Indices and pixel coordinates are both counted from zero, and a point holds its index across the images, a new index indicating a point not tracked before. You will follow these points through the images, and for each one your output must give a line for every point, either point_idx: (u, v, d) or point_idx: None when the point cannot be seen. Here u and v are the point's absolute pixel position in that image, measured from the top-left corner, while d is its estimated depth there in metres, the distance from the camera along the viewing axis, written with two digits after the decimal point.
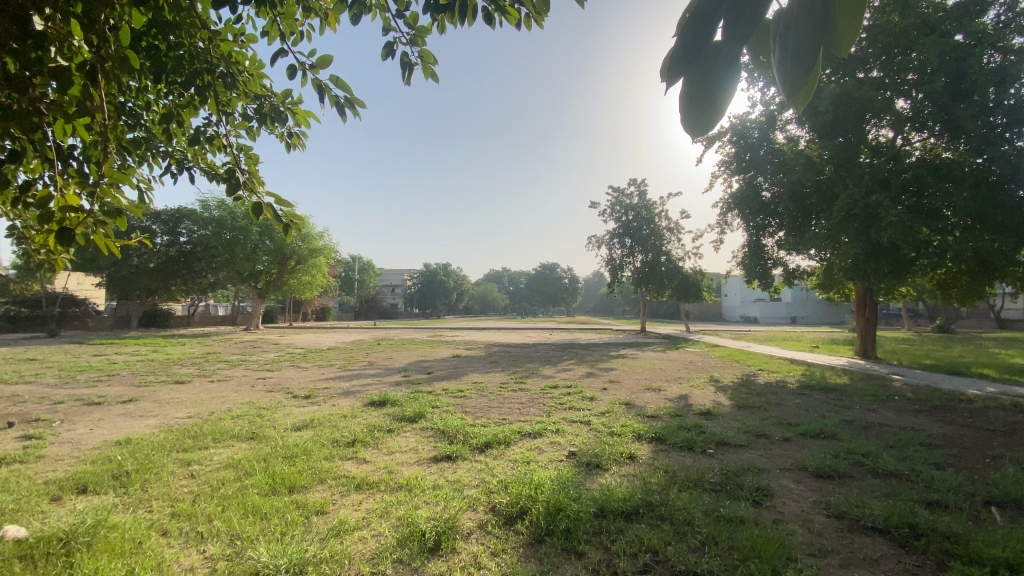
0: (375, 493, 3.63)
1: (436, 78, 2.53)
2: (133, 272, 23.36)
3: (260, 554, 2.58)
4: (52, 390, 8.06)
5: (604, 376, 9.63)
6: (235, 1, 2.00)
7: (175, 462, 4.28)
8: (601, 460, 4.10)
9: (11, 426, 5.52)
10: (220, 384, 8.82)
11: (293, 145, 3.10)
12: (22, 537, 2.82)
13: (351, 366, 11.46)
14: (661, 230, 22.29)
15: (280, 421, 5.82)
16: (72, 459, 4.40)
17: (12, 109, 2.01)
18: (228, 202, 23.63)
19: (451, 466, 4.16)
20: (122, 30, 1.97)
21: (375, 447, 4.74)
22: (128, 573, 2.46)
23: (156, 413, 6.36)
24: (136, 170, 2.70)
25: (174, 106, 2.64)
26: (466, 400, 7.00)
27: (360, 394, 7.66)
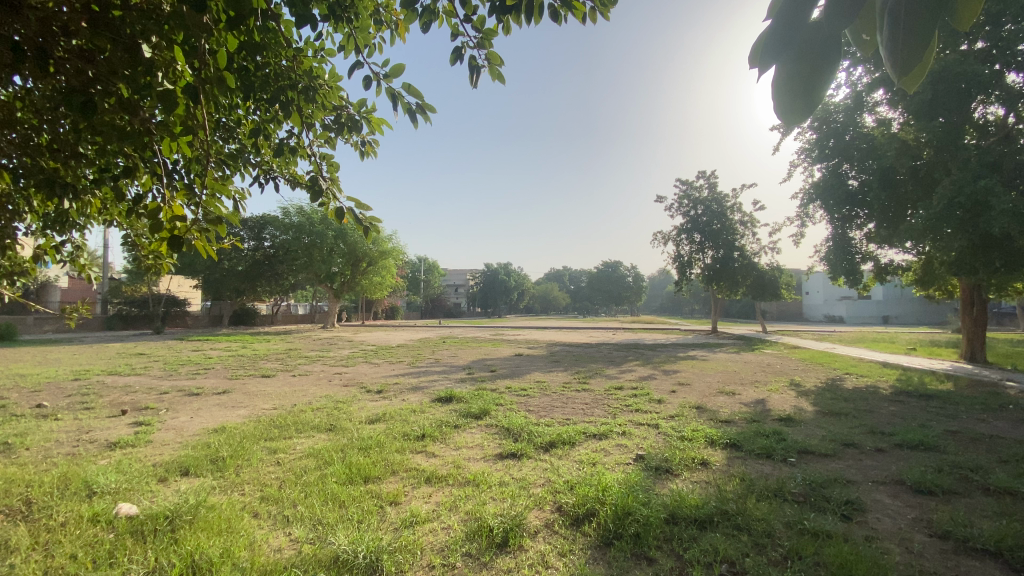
0: (444, 486, 3.73)
1: (502, 80, 2.52)
2: (225, 274, 25.54)
3: (341, 540, 2.73)
4: (160, 381, 9.00)
5: (672, 377, 9.29)
6: (315, 21, 2.11)
7: (264, 450, 4.62)
8: (671, 465, 3.96)
9: (125, 414, 6.22)
10: (300, 378, 9.44)
11: (366, 152, 3.24)
12: (136, 514, 3.16)
13: (418, 363, 11.85)
14: (733, 225, 21.23)
15: (356, 415, 6.13)
16: (176, 444, 4.89)
17: (127, 130, 2.25)
18: (306, 208, 25.23)
19: (517, 464, 4.19)
20: (220, 54, 2.14)
21: (443, 442, 4.88)
22: (224, 550, 2.70)
23: (246, 404, 6.91)
24: (232, 180, 2.95)
25: (261, 121, 2.85)
26: (530, 399, 7.02)
27: (427, 390, 7.90)
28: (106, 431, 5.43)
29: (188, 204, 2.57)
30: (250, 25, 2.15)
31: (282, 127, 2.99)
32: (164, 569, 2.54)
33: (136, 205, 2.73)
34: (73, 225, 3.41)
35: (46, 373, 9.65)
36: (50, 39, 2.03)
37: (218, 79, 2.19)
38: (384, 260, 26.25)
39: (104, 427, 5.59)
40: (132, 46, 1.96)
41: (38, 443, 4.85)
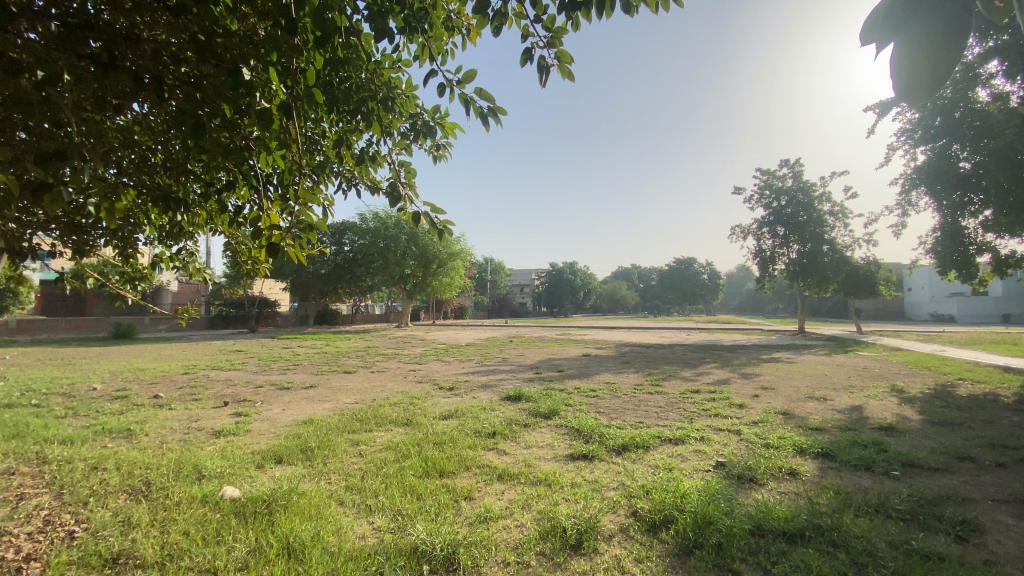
0: (516, 484, 3.77)
1: (572, 78, 2.43)
2: (309, 277, 27.46)
3: (419, 532, 2.84)
4: (255, 376, 9.84)
5: (754, 381, 8.74)
6: (393, 33, 2.19)
7: (347, 442, 4.91)
8: (755, 474, 3.74)
9: (227, 405, 6.87)
10: (377, 375, 9.92)
11: (440, 156, 3.33)
12: (238, 497, 3.48)
13: (488, 362, 12.05)
14: (821, 216, 19.68)
15: (430, 410, 6.36)
16: (271, 434, 5.31)
17: (229, 147, 2.49)
18: (381, 213, 26.53)
19: (589, 466, 4.14)
20: (309, 73, 2.30)
21: (514, 440, 4.92)
22: (315, 534, 2.90)
23: (330, 398, 7.39)
24: (320, 189, 3.16)
25: (344, 132, 3.03)
26: (600, 401, 6.91)
27: (497, 388, 8.01)
28: (211, 420, 6.03)
29: (284, 213, 2.80)
30: (334, 42, 2.28)
31: (362, 136, 3.16)
32: (264, 549, 2.77)
33: (237, 216, 3.00)
34: (184, 235, 3.81)
35: (162, 367, 10.89)
36: (166, 70, 2.28)
37: (308, 94, 2.35)
38: (453, 261, 26.99)
39: (210, 417, 6.20)
40: (233, 70, 2.17)
41: (157, 430, 5.47)
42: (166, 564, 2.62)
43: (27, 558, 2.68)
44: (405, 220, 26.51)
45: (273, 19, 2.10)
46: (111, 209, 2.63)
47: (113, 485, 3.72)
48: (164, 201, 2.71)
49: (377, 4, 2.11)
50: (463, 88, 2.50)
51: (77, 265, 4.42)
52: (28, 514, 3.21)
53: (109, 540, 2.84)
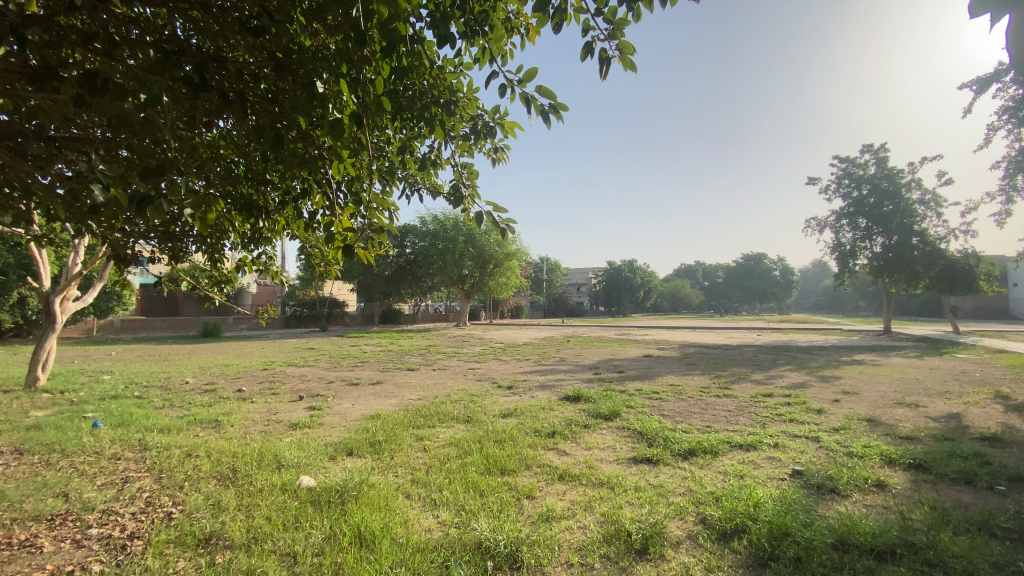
0: (578, 485, 3.73)
1: (635, 69, 2.30)
2: (374, 278, 28.68)
3: (483, 528, 2.88)
4: (327, 372, 10.41)
5: (834, 385, 8.15)
6: (455, 38, 2.23)
7: (412, 437, 5.07)
8: (836, 484, 3.49)
9: (301, 399, 7.30)
10: (438, 372, 10.18)
11: (499, 158, 3.37)
12: (313, 486, 3.69)
13: (546, 361, 12.05)
14: (910, 205, 18.07)
15: (490, 408, 6.45)
16: (341, 428, 5.59)
17: (305, 157, 2.65)
18: (440, 216, 27.23)
19: (653, 470, 4.03)
20: (376, 82, 2.40)
21: (574, 441, 4.88)
22: (384, 525, 3.02)
23: (395, 394, 7.68)
24: (387, 193, 3.29)
25: (408, 138, 3.14)
26: (664, 403, 6.70)
27: (556, 388, 7.98)
28: (288, 413, 6.43)
29: (355, 217, 2.95)
30: (400, 50, 2.37)
31: (425, 141, 3.26)
32: (338, 536, 2.92)
33: (311, 221, 3.19)
34: (265, 240, 4.09)
35: (244, 363, 11.76)
36: (247, 87, 2.45)
37: (376, 103, 2.46)
38: (509, 261, 27.23)
39: (287, 410, 6.63)
40: (307, 84, 2.30)
41: (241, 421, 5.91)
42: (251, 546, 2.82)
43: (132, 536, 2.98)
44: (463, 221, 27.06)
45: (343, 32, 2.21)
46: (202, 218, 2.89)
47: (205, 470, 4.07)
48: (247, 209, 2.93)
49: (441, 10, 2.17)
50: (523, 87, 2.41)
51: (173, 270, 4.87)
52: (133, 496, 3.57)
53: (201, 522, 3.10)
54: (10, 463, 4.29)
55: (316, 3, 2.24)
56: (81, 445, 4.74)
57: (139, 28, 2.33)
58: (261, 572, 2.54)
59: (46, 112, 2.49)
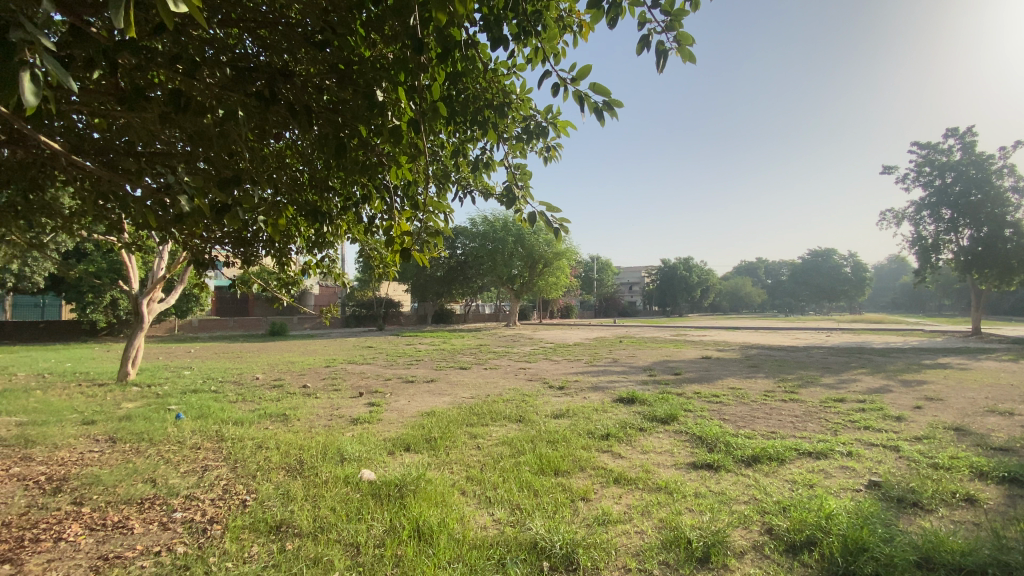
0: (634, 489, 3.65)
1: (694, 60, 2.21)
2: (426, 279, 29.40)
3: (539, 528, 2.89)
4: (384, 370, 10.78)
5: (916, 390, 7.53)
6: (508, 40, 2.24)
7: (466, 434, 5.16)
8: (919, 498, 3.22)
9: (361, 396, 7.61)
10: (491, 371, 10.29)
11: (550, 157, 3.36)
12: (374, 480, 3.83)
13: (599, 362, 11.91)
14: (1002, 193, 16.41)
15: (542, 408, 6.45)
16: (398, 423, 5.77)
17: (366, 164, 2.76)
18: (489, 217, 27.58)
19: (714, 476, 3.88)
20: (432, 89, 2.46)
21: (629, 444, 4.79)
22: (442, 520, 3.08)
23: (449, 392, 7.84)
24: (442, 197, 3.37)
25: (461, 143, 3.20)
26: (724, 407, 6.44)
27: (609, 390, 7.86)
28: (349, 409, 6.72)
29: (413, 220, 3.04)
30: (456, 56, 2.40)
31: (477, 143, 3.31)
32: (398, 529, 3.02)
33: (371, 226, 3.32)
34: (328, 244, 4.30)
35: (308, 360, 12.39)
36: (312, 99, 2.59)
37: (432, 108, 2.51)
38: (559, 260, 27.11)
39: (348, 405, 6.93)
40: (368, 93, 2.39)
41: (306, 415, 6.24)
42: (318, 535, 2.97)
43: (212, 520, 3.20)
44: (512, 222, 27.26)
45: (401, 41, 2.27)
46: (273, 224, 3.07)
47: (275, 461, 4.32)
48: (313, 215, 3.08)
49: (494, 13, 2.18)
50: (576, 85, 2.36)
51: (245, 274, 5.21)
52: (212, 483, 3.85)
53: (272, 510, 3.29)
54: (107, 450, 4.74)
55: (375, 13, 2.32)
56: (166, 435, 5.17)
57: (214, 48, 2.51)
58: (328, 560, 2.67)
59: (135, 129, 2.72)
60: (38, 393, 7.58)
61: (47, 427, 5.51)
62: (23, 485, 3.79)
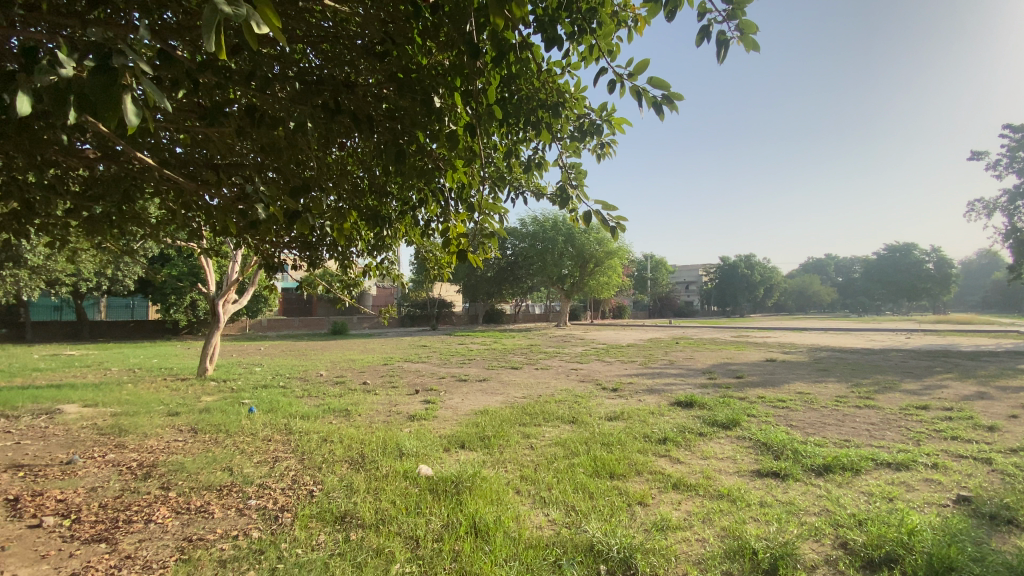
0: (694, 495, 3.54)
1: (758, 48, 2.11)
2: (478, 280, 29.80)
3: (595, 530, 2.86)
4: (438, 368, 11.03)
5: (1014, 398, 6.81)
6: (562, 40, 2.23)
7: (519, 434, 5.19)
8: (1018, 516, 2.91)
9: (417, 393, 7.83)
10: (543, 372, 10.28)
11: (604, 154, 3.31)
12: (431, 475, 3.94)
13: (654, 364, 11.62)
14: None
15: (596, 409, 6.37)
16: (453, 421, 5.89)
17: (425, 169, 2.83)
18: (539, 217, 27.57)
19: (781, 485, 3.69)
20: (487, 92, 2.49)
21: (688, 449, 4.64)
22: (498, 518, 3.12)
23: (502, 392, 7.90)
24: (497, 199, 3.40)
25: (514, 144, 3.22)
26: (791, 413, 6.10)
27: (666, 392, 7.65)
28: (405, 405, 6.94)
29: (468, 222, 3.10)
30: (511, 59, 2.42)
31: (529, 144, 3.31)
32: (455, 524, 3.08)
33: (427, 229, 3.41)
34: (386, 247, 4.45)
35: (366, 358, 12.89)
36: (373, 109, 2.69)
37: (488, 112, 2.54)
38: (610, 259, 26.69)
39: (405, 402, 7.15)
40: (427, 100, 2.45)
41: (367, 411, 6.50)
42: (381, 526, 3.09)
43: (283, 508, 3.41)
44: (562, 221, 27.13)
45: (457, 47, 2.32)
46: (338, 229, 3.23)
47: (338, 454, 4.53)
48: (374, 219, 3.21)
49: (548, 13, 2.18)
50: (632, 81, 2.30)
51: (310, 276, 5.50)
52: (282, 473, 4.09)
53: (337, 501, 3.46)
54: (190, 440, 5.15)
55: (432, 22, 2.37)
56: (241, 427, 5.54)
57: (284, 64, 2.67)
58: (390, 552, 2.77)
59: (214, 143, 2.95)
60: (131, 386, 8.34)
61: (138, 417, 6.05)
62: (119, 470, 4.19)
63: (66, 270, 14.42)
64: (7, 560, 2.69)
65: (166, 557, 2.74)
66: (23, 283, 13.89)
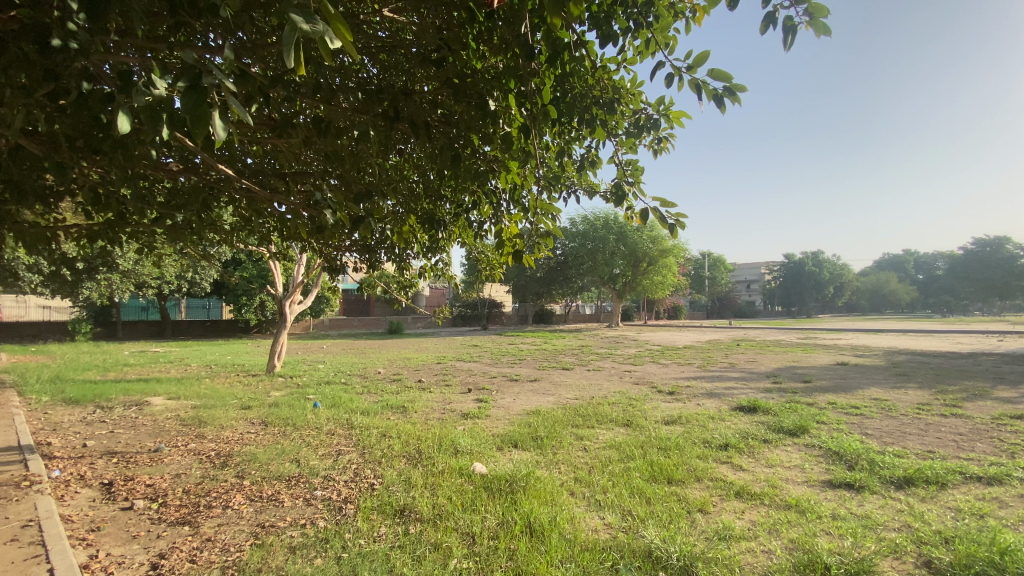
0: (758, 505, 3.37)
1: (829, 32, 1.98)
2: (528, 280, 29.88)
3: (653, 536, 2.79)
4: (490, 368, 11.16)
5: None
6: (618, 36, 2.19)
7: (572, 435, 5.15)
8: None
9: (470, 392, 7.97)
10: (595, 373, 10.15)
11: (661, 149, 3.22)
12: (485, 473, 3.99)
13: (712, 366, 11.19)
14: None
15: (651, 413, 6.22)
16: (506, 420, 5.94)
17: (480, 171, 2.87)
18: (589, 216, 27.26)
19: (855, 498, 3.45)
20: (542, 93, 2.49)
21: (752, 456, 4.43)
22: (552, 519, 3.11)
23: (553, 392, 7.88)
24: (550, 199, 3.39)
25: (566, 143, 3.20)
26: (865, 420, 5.68)
27: (726, 397, 7.34)
28: (459, 403, 7.07)
29: (522, 223, 3.11)
30: (565, 58, 2.39)
31: (582, 142, 3.29)
32: (510, 523, 3.10)
33: (480, 230, 3.45)
34: (441, 249, 4.55)
35: (420, 357, 13.26)
36: (429, 114, 2.76)
37: (542, 111, 2.54)
38: (664, 258, 25.98)
39: (458, 401, 7.28)
40: (482, 104, 2.49)
41: (422, 408, 6.69)
42: (439, 521, 3.16)
43: (346, 499, 3.56)
44: (613, 220, 26.71)
45: (512, 49, 2.33)
46: (398, 232, 3.33)
47: (396, 450, 4.68)
48: (430, 222, 3.28)
49: (604, 9, 2.16)
50: (691, 73, 2.21)
51: (369, 277, 5.72)
52: (345, 466, 4.28)
53: (396, 495, 3.57)
54: (261, 432, 5.49)
55: (486, 25, 2.40)
56: (306, 421, 5.85)
57: (345, 76, 2.79)
58: (448, 546, 2.83)
59: (283, 153, 3.13)
60: (209, 381, 9.02)
61: (215, 410, 6.52)
62: (199, 458, 4.53)
63: (152, 274, 15.77)
64: (104, 538, 2.98)
65: (242, 541, 2.93)
66: (116, 286, 15.31)
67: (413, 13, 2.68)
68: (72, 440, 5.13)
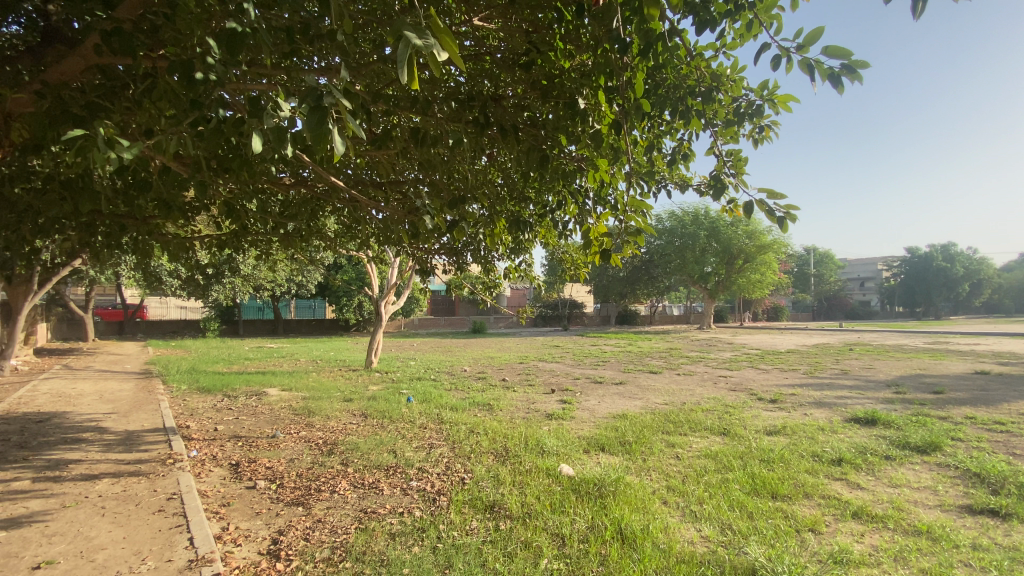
0: (880, 529, 3.01)
1: None
2: (611, 279, 29.27)
3: (757, 553, 2.60)
4: (574, 368, 11.05)
5: None
6: (717, 22, 2.07)
7: (663, 442, 4.95)
8: None
9: (554, 392, 7.97)
10: (686, 377, 9.68)
11: (763, 137, 2.99)
12: (573, 475, 3.95)
13: (820, 373, 10.19)
14: None
15: (750, 421, 5.81)
16: (591, 423, 5.86)
17: (568, 170, 2.85)
18: (677, 212, 26.07)
19: (1003, 527, 2.97)
20: (635, 86, 2.41)
21: (871, 474, 3.98)
22: (643, 526, 3.01)
23: (641, 396, 7.63)
24: (640, 196, 3.27)
25: (657, 137, 3.07)
26: (1015, 439, 4.88)
27: (838, 407, 6.66)
28: (543, 403, 7.09)
29: (610, 221, 3.04)
30: (657, 48, 2.30)
31: (674, 134, 3.14)
32: (600, 527, 3.05)
33: (567, 230, 3.40)
34: (526, 249, 4.58)
35: (505, 357, 13.47)
36: (518, 117, 2.80)
37: (635, 106, 2.45)
38: (761, 254, 24.16)
39: (543, 401, 7.31)
40: (571, 102, 2.46)
41: (507, 407, 6.79)
42: (528, 520, 3.19)
43: (439, 492, 3.71)
44: (703, 215, 25.35)
45: (602, 45, 2.29)
46: (489, 234, 3.40)
47: (484, 446, 4.80)
48: (518, 223, 3.30)
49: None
50: (802, 53, 2.02)
51: (457, 279, 5.91)
52: (437, 459, 4.47)
53: (486, 490, 3.66)
54: (362, 423, 5.89)
55: (574, 24, 2.39)
56: (401, 415, 6.18)
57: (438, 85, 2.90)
58: (538, 545, 2.85)
59: (382, 163, 3.32)
60: (315, 375, 9.84)
61: (321, 401, 7.11)
62: (309, 445, 4.97)
63: (268, 278, 17.53)
64: (233, 513, 3.36)
65: (348, 524, 3.17)
66: (238, 288, 17.23)
67: (500, 20, 2.73)
68: (206, 424, 5.86)
